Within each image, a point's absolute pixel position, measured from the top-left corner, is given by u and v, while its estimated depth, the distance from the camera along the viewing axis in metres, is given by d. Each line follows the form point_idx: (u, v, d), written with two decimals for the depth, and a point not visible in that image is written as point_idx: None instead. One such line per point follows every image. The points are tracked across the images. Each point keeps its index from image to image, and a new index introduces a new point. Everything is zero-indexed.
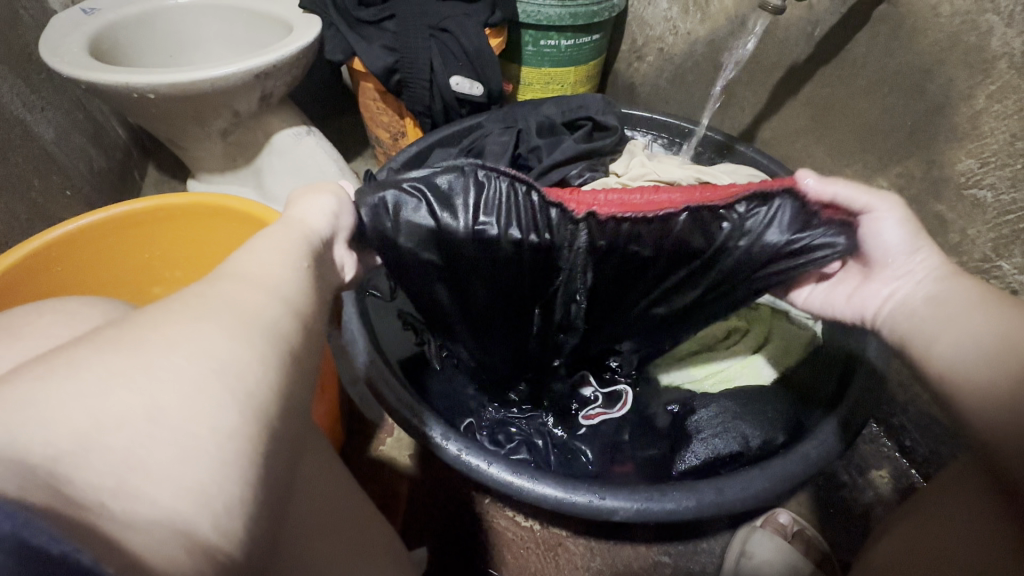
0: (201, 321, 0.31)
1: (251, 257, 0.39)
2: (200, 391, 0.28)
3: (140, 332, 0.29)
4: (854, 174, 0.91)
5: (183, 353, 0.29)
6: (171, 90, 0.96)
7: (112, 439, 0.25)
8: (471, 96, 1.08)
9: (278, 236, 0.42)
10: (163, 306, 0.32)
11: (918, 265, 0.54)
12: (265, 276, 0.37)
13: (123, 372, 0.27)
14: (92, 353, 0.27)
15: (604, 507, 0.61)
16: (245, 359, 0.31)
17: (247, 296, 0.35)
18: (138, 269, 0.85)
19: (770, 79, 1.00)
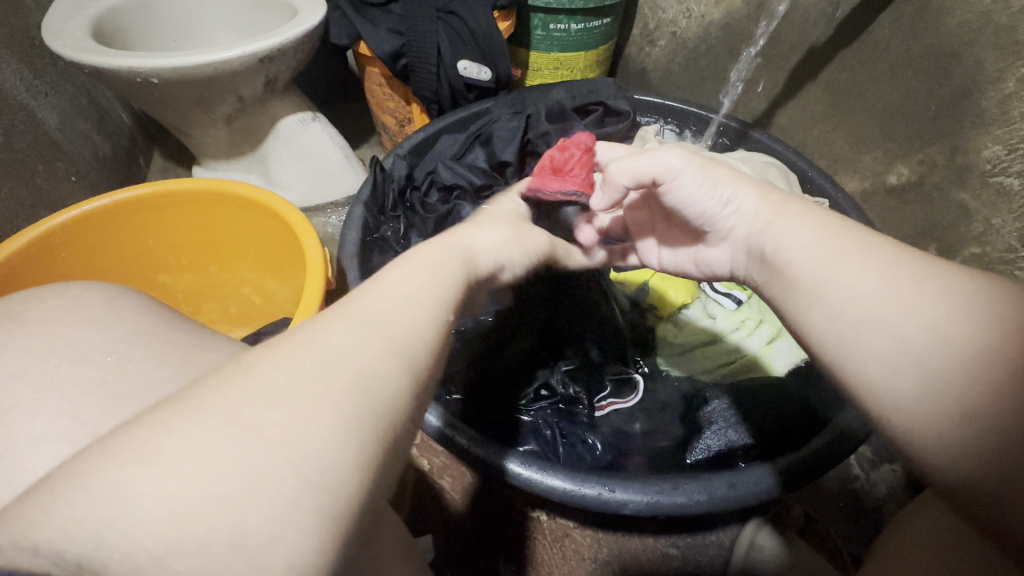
0: (308, 401, 0.28)
1: (394, 292, 0.37)
2: (282, 510, 0.25)
3: (250, 409, 0.27)
4: (874, 161, 0.88)
5: (283, 456, 0.26)
6: (175, 74, 0.94)
7: (184, 559, 0.23)
8: (479, 81, 1.06)
9: (434, 265, 0.41)
10: (280, 365, 0.30)
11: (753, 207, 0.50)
12: (400, 329, 0.35)
13: (217, 475, 0.25)
14: (196, 433, 0.26)
15: (614, 499, 0.60)
16: (339, 461, 0.27)
17: (361, 358, 0.32)
18: (142, 257, 0.84)
19: (787, 63, 0.97)
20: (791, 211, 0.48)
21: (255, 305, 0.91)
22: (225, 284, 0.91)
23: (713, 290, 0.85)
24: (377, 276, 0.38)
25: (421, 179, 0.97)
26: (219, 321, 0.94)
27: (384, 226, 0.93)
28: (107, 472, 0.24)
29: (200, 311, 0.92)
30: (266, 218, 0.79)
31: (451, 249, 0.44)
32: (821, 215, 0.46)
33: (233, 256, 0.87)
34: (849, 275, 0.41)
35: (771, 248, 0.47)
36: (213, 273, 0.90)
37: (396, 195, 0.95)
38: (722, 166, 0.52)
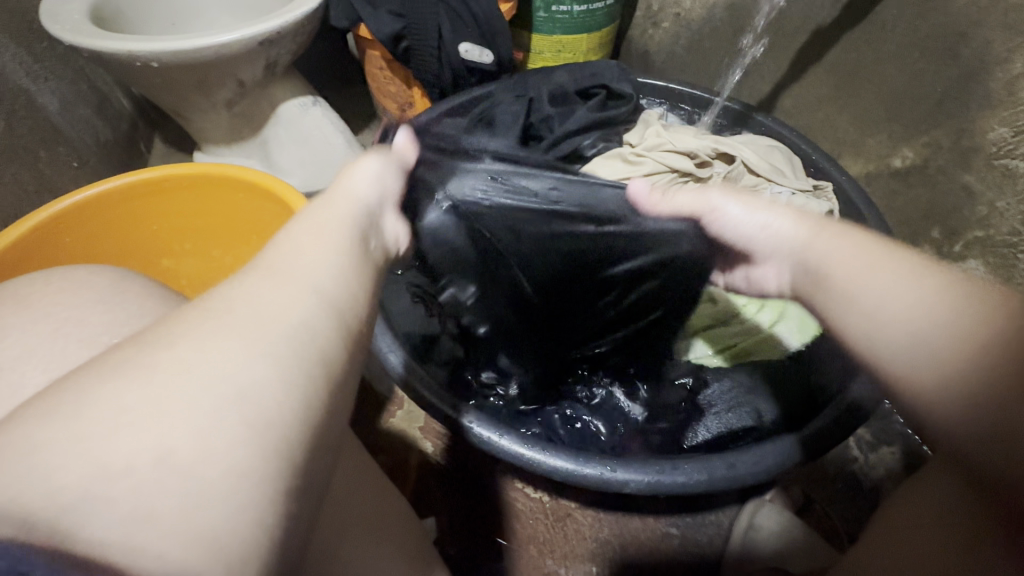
0: (228, 337, 0.30)
1: (293, 245, 0.38)
2: (214, 433, 0.26)
3: (154, 354, 0.28)
4: (878, 144, 0.87)
5: (199, 382, 0.27)
6: (175, 58, 0.94)
7: (117, 486, 0.24)
8: (481, 65, 1.04)
9: (331, 211, 0.43)
10: (179, 323, 0.31)
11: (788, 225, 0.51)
12: (308, 271, 0.36)
13: (132, 408, 0.26)
14: (116, 383, 0.27)
15: (614, 479, 0.61)
16: (264, 381, 0.29)
17: (276, 302, 0.33)
18: (144, 242, 0.84)
19: (792, 44, 0.95)
20: (830, 228, 0.48)
21: None
22: (229, 269, 0.90)
23: None
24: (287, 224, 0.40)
25: None
26: None
27: None
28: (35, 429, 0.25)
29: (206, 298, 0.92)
30: (268, 202, 0.79)
31: (341, 198, 0.45)
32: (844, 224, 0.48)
33: (237, 241, 0.87)
34: (882, 284, 0.43)
35: (811, 256, 0.49)
36: (216, 257, 0.90)
37: None
38: (768, 196, 0.55)
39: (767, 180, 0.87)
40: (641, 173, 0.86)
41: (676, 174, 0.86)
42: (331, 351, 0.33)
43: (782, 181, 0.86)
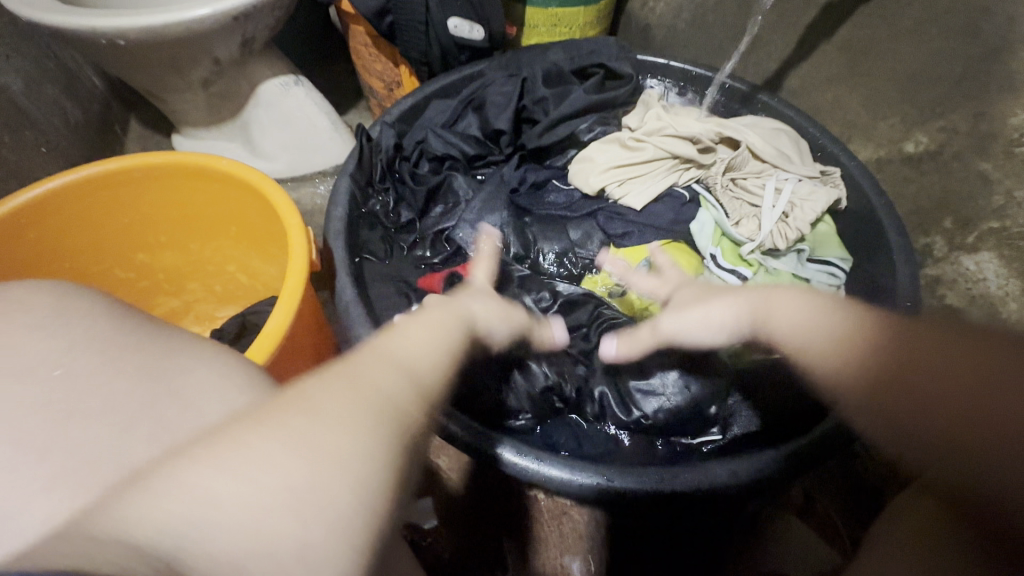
0: (352, 412, 0.31)
1: (402, 337, 0.41)
2: (340, 517, 0.27)
3: (304, 415, 0.29)
4: (890, 128, 0.83)
5: (341, 458, 0.28)
6: (143, 36, 0.87)
7: (253, 544, 0.25)
8: (470, 41, 0.96)
9: (440, 319, 0.48)
10: (327, 386, 0.32)
11: (730, 306, 0.55)
12: (411, 364, 0.39)
13: (283, 467, 0.27)
14: (271, 447, 0.27)
15: (611, 489, 0.58)
16: (383, 468, 0.29)
17: (388, 385, 0.35)
18: (116, 236, 0.79)
19: (801, 20, 0.90)
20: (774, 299, 0.52)
21: (242, 283, 0.90)
22: (209, 263, 0.88)
23: (718, 264, 0.78)
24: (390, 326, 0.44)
25: (409, 149, 0.93)
26: (205, 300, 0.93)
27: (372, 199, 0.87)
28: (182, 484, 0.25)
29: (186, 290, 0.90)
30: (246, 197, 0.74)
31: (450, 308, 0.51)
32: (777, 287, 0.54)
33: (217, 234, 0.83)
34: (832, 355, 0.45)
35: (762, 319, 0.52)
36: (195, 251, 0.86)
37: (385, 166, 0.89)
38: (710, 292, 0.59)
39: (773, 166, 0.83)
40: (640, 160, 0.83)
41: (676, 160, 0.82)
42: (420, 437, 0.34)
43: (789, 168, 0.82)
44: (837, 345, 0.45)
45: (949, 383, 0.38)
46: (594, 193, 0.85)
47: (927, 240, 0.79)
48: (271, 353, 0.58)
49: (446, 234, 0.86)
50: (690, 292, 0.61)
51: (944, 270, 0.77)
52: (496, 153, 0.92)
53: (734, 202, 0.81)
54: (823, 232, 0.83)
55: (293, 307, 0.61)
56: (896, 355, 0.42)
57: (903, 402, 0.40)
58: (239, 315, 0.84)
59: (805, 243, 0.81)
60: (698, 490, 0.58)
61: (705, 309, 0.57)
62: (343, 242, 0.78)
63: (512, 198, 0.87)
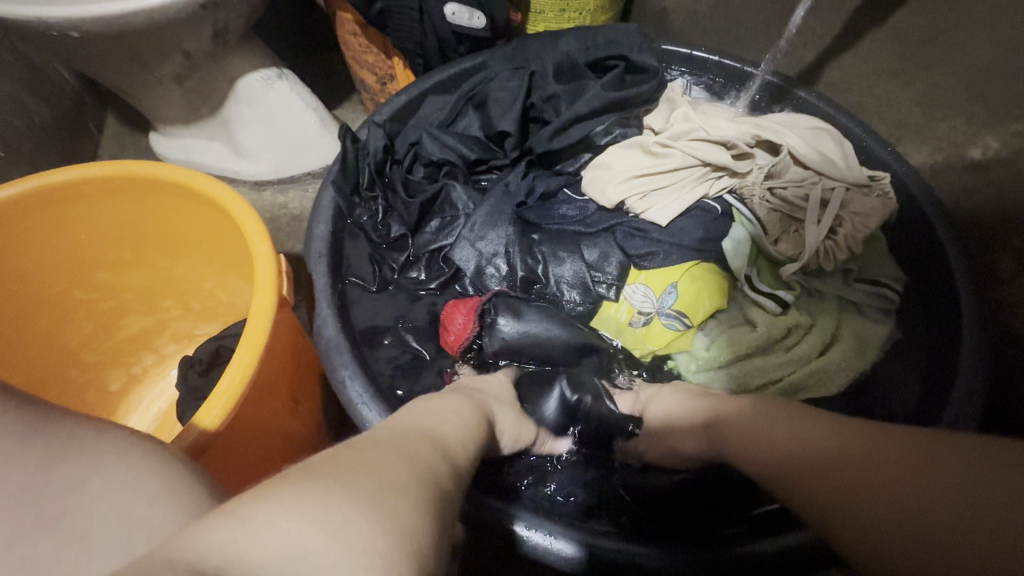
0: (353, 501, 0.27)
1: (429, 420, 0.42)
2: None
3: (344, 467, 0.29)
4: (953, 130, 0.72)
5: (383, 496, 0.28)
6: (98, 28, 0.76)
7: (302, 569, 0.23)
8: (471, 30, 0.85)
9: (461, 400, 0.51)
10: (360, 449, 0.32)
11: (683, 410, 0.55)
12: (426, 452, 0.36)
13: (325, 504, 0.26)
14: (247, 545, 0.23)
15: (632, 563, 0.51)
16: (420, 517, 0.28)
17: (398, 471, 0.31)
18: (70, 253, 0.68)
19: (849, 3, 0.78)
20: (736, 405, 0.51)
21: (221, 301, 0.80)
22: (182, 280, 0.78)
23: (755, 287, 0.68)
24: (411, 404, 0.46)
25: (402, 153, 0.83)
26: (182, 318, 0.82)
27: (358, 210, 0.78)
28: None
29: (158, 308, 0.80)
30: (215, 212, 0.64)
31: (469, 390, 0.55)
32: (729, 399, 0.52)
33: (188, 251, 0.73)
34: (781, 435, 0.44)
35: (715, 427, 0.51)
36: (165, 268, 0.76)
37: (373, 172, 0.80)
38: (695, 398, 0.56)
39: (818, 173, 0.72)
40: (666, 168, 0.73)
41: (706, 168, 0.73)
42: (431, 537, 0.28)
43: (836, 175, 0.72)
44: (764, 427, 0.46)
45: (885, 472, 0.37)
46: (613, 206, 0.75)
47: (991, 259, 0.68)
48: (224, 416, 0.49)
49: (443, 252, 0.77)
50: (670, 395, 0.59)
51: (1009, 293, 0.66)
52: (499, 157, 0.83)
53: (772, 215, 0.71)
54: (875, 248, 0.72)
55: (255, 356, 0.52)
56: (821, 437, 0.42)
57: (844, 488, 0.38)
58: (212, 342, 0.74)
59: (854, 260, 0.71)
60: (743, 571, 0.51)
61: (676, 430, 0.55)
62: (325, 265, 0.69)
63: (519, 211, 0.76)
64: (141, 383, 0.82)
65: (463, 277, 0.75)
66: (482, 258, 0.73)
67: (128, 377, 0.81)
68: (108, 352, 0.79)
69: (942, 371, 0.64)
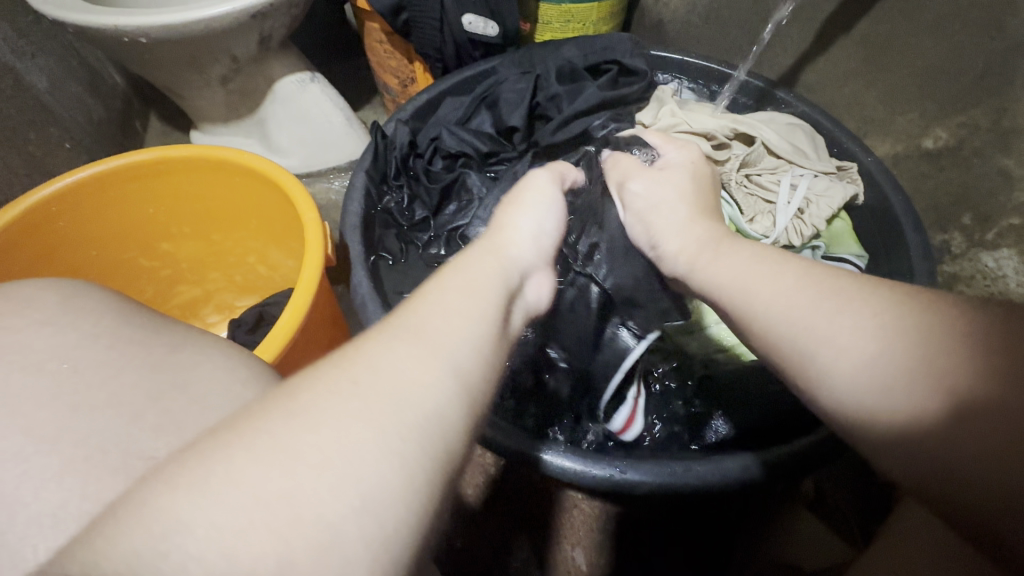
0: (308, 459, 0.26)
1: (439, 302, 0.38)
2: (317, 542, 0.24)
3: (294, 430, 0.27)
4: (909, 124, 0.82)
5: (312, 465, 0.26)
6: (163, 34, 0.88)
7: (237, 540, 0.23)
8: (485, 38, 0.96)
9: (478, 271, 0.44)
10: (324, 388, 0.30)
11: (665, 233, 0.58)
12: (452, 343, 0.35)
13: (264, 474, 0.25)
14: (258, 463, 0.26)
15: (625, 481, 0.58)
16: (374, 473, 0.26)
17: (409, 369, 0.32)
18: (141, 225, 0.81)
19: (818, 14, 0.89)
20: (727, 256, 0.50)
21: (261, 274, 0.91)
22: (230, 253, 0.89)
23: None
24: (423, 293, 0.39)
25: (423, 146, 0.94)
26: (227, 289, 0.93)
27: (386, 196, 0.89)
28: (166, 495, 0.24)
29: (208, 279, 0.91)
30: (266, 188, 0.75)
31: (495, 258, 0.47)
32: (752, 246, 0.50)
33: (238, 226, 0.84)
34: (780, 290, 0.42)
35: (702, 268, 0.52)
36: (217, 242, 0.87)
37: (399, 163, 0.91)
38: (692, 206, 0.58)
39: (788, 162, 0.83)
40: None
41: None
42: (419, 491, 0.27)
43: (805, 164, 0.82)
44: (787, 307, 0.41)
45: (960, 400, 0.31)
46: None
47: (945, 237, 0.79)
48: (281, 349, 0.59)
49: (460, 231, 0.87)
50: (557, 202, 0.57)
51: (962, 267, 0.76)
52: (509, 150, 0.94)
53: (748, 198, 0.81)
54: (838, 229, 0.82)
55: (309, 300, 0.63)
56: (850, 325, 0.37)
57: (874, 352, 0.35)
58: (256, 307, 0.85)
59: (820, 239, 0.80)
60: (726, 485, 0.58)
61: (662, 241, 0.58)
62: (359, 237, 0.79)
63: None
64: None
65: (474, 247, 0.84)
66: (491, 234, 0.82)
67: None
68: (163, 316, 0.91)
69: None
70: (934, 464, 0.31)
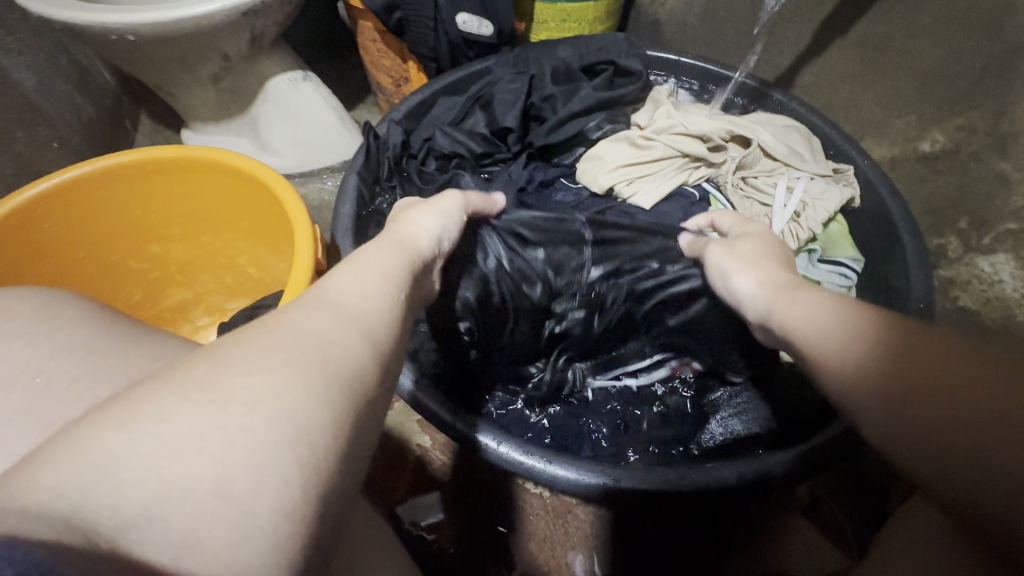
0: (235, 400, 0.26)
1: (349, 278, 0.39)
2: (254, 473, 0.25)
3: (215, 375, 0.27)
4: (906, 126, 0.81)
5: (237, 406, 0.26)
6: (153, 32, 0.87)
7: (166, 473, 0.24)
8: (480, 37, 0.95)
9: (385, 252, 0.45)
10: (248, 343, 0.30)
11: (752, 292, 0.51)
12: (361, 310, 0.36)
13: (187, 415, 0.25)
14: (184, 399, 0.26)
15: (617, 489, 0.57)
16: (303, 413, 0.27)
17: (326, 329, 0.33)
18: (129, 227, 0.79)
19: (816, 15, 0.88)
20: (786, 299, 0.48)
21: (252, 276, 0.89)
22: (220, 255, 0.87)
23: None
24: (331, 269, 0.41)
25: (417, 147, 0.92)
26: (216, 291, 0.92)
27: (379, 197, 0.87)
28: (91, 435, 0.24)
29: (197, 281, 0.90)
30: (256, 190, 0.74)
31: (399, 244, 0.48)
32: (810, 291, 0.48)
33: (227, 228, 0.83)
34: (822, 320, 0.42)
35: (779, 312, 0.46)
36: (206, 243, 0.86)
37: (392, 164, 0.89)
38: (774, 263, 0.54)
39: (785, 165, 0.82)
40: (650, 159, 0.82)
41: (686, 158, 0.82)
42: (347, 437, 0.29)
43: (801, 166, 0.81)
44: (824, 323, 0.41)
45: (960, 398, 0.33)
46: (602, 192, 0.85)
47: (941, 242, 0.77)
48: None
49: None
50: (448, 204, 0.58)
51: (959, 271, 0.74)
52: (503, 150, 0.92)
53: (744, 201, 0.80)
54: (835, 232, 0.81)
55: (296, 304, 0.61)
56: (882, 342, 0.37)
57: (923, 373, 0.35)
58: (245, 310, 0.83)
59: (816, 243, 0.79)
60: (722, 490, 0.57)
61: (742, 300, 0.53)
62: (351, 240, 0.78)
63: (520, 196, 0.86)
64: None
65: None
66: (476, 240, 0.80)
67: None
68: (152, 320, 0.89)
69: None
70: (976, 467, 0.31)
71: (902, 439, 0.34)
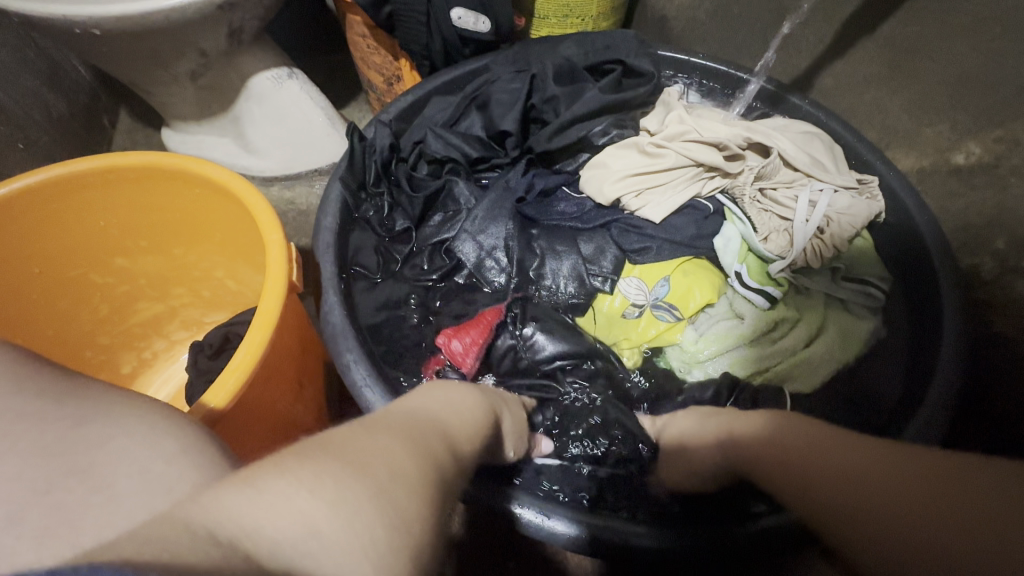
0: (367, 459, 0.28)
1: (425, 398, 0.42)
2: (384, 525, 0.25)
3: (345, 444, 0.29)
4: (937, 136, 0.75)
5: (371, 464, 0.28)
6: (118, 25, 0.80)
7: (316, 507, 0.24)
8: (476, 34, 0.88)
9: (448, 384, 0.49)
10: (361, 427, 0.32)
11: (701, 438, 0.53)
12: (451, 424, 0.40)
13: (330, 465, 0.26)
14: (325, 457, 0.27)
15: (623, 542, 0.52)
16: (420, 487, 0.29)
17: (422, 431, 0.35)
18: (92, 238, 0.72)
19: (840, 13, 0.81)
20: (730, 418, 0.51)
21: (230, 290, 0.82)
22: (195, 267, 0.81)
23: (744, 283, 0.72)
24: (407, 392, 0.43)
25: (407, 150, 0.86)
26: (193, 305, 0.86)
27: (365, 205, 0.81)
28: (241, 474, 0.24)
29: (171, 295, 0.83)
30: (228, 201, 0.67)
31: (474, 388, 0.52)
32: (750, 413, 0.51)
33: (201, 240, 0.76)
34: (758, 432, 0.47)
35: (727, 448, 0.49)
36: (179, 255, 0.79)
37: (379, 168, 0.82)
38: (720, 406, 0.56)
39: (806, 175, 0.76)
40: (661, 166, 0.76)
41: (700, 167, 0.76)
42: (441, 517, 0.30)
43: (824, 177, 0.75)
44: (771, 436, 0.45)
45: (902, 482, 0.36)
46: (608, 203, 0.79)
47: (975, 261, 0.71)
48: (236, 391, 0.51)
49: (445, 245, 0.79)
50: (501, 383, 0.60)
51: (995, 294, 0.68)
52: (500, 156, 0.86)
53: (762, 214, 0.74)
54: (860, 247, 0.75)
55: (268, 333, 0.55)
56: (827, 450, 0.41)
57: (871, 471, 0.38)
58: (221, 327, 0.77)
59: (841, 260, 0.73)
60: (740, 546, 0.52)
61: (694, 449, 0.53)
62: (332, 255, 0.72)
63: (519, 206, 0.80)
64: (151, 367, 0.86)
65: (456, 261, 0.77)
66: (480, 255, 0.76)
67: (138, 362, 0.85)
68: (121, 336, 0.82)
69: (925, 367, 0.65)
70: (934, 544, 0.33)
71: (881, 530, 0.35)
